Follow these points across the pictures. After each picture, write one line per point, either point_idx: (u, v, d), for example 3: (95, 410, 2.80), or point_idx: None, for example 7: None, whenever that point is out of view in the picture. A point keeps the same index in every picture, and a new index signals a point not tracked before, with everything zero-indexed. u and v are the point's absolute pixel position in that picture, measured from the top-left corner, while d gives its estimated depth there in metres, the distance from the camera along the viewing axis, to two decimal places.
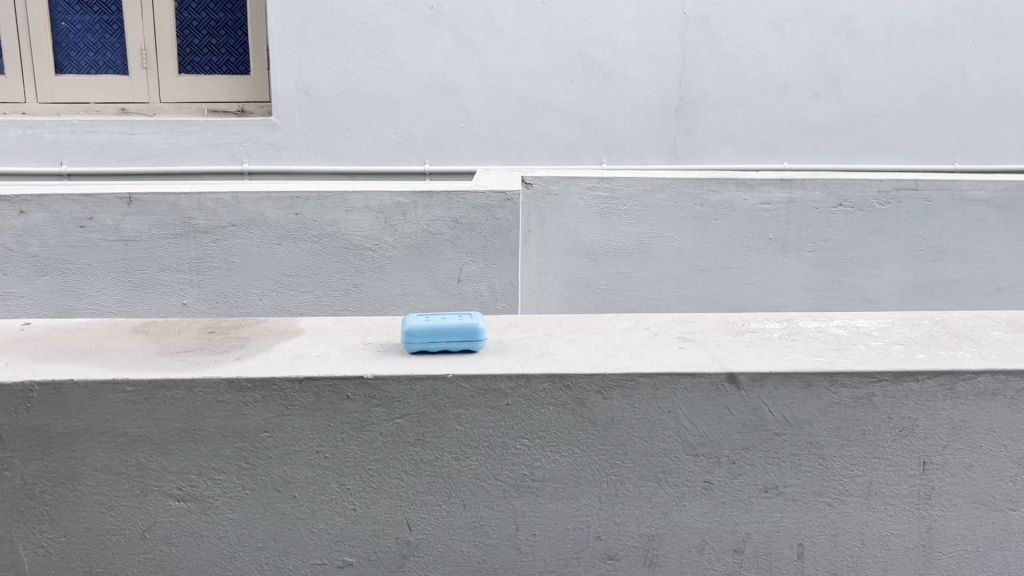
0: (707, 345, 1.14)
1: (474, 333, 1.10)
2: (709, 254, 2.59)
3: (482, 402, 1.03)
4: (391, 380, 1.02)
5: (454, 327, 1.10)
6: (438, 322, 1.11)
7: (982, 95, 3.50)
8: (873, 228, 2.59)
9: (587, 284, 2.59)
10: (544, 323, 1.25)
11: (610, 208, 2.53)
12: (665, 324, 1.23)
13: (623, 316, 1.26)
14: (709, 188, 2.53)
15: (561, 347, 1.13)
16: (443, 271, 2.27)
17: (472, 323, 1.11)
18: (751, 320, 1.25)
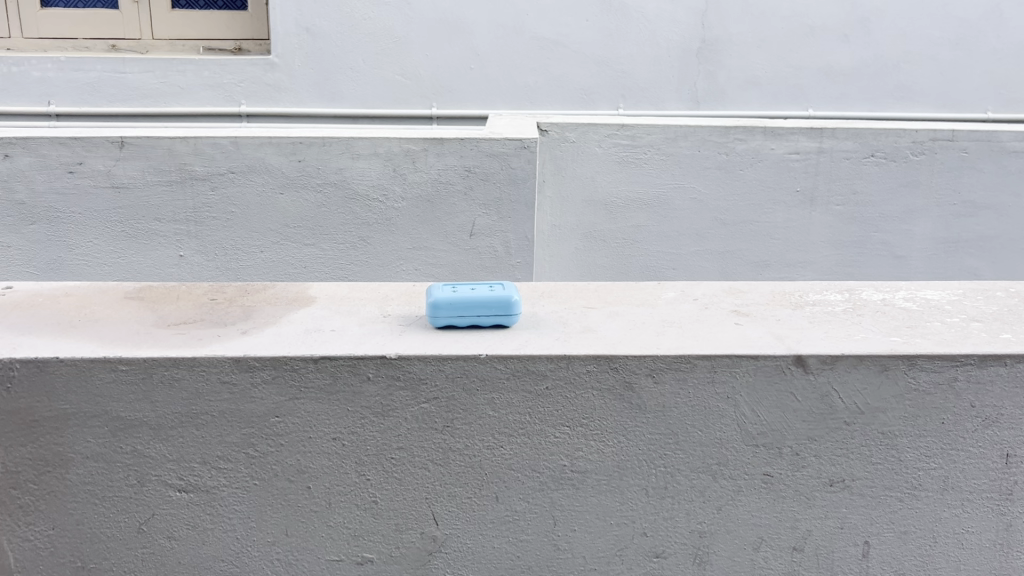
0: (766, 321, 1.03)
1: (508, 306, 0.99)
2: (733, 207, 2.47)
3: (519, 385, 0.91)
4: (417, 360, 0.90)
5: (485, 299, 0.99)
6: (467, 293, 0.99)
7: (1017, 39, 3.35)
8: (905, 181, 2.46)
9: (604, 238, 2.47)
10: (580, 292, 1.14)
11: (630, 157, 2.39)
12: (714, 296, 1.12)
13: (667, 285, 1.15)
14: (734, 137, 2.40)
15: (603, 322, 1.02)
16: (454, 224, 2.15)
17: (505, 294, 1.00)
18: (808, 290, 1.14)
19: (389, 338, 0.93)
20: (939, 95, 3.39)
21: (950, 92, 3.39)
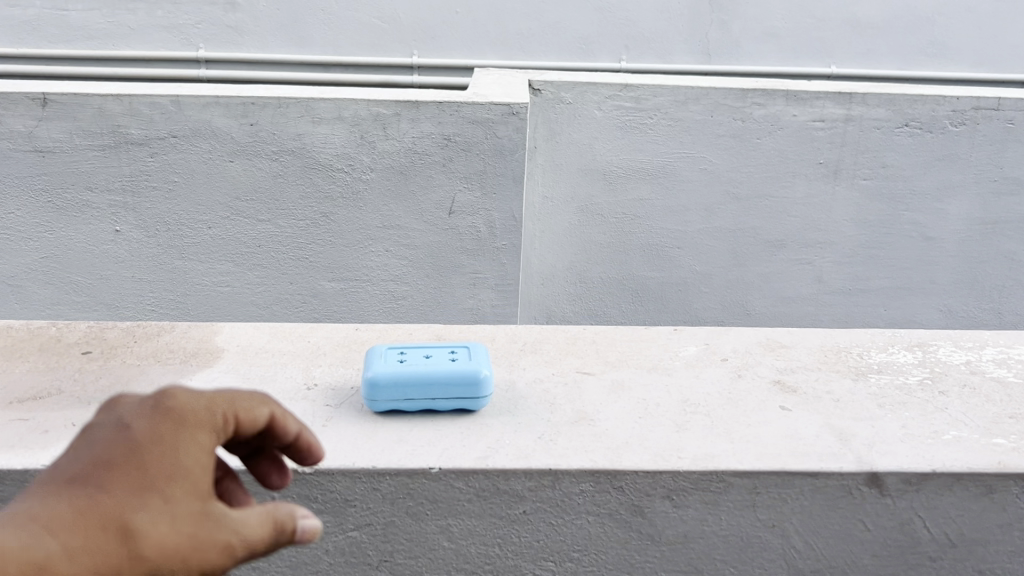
0: (820, 399, 0.78)
1: (474, 385, 0.73)
2: (747, 179, 2.18)
3: (486, 509, 0.68)
4: (343, 477, 0.66)
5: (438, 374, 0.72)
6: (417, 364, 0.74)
7: None
8: (941, 154, 2.18)
9: (602, 213, 2.19)
10: (575, 340, 0.88)
11: (633, 121, 2.10)
12: (746, 351, 0.86)
13: (688, 334, 0.90)
14: (753, 101, 2.11)
15: (605, 399, 0.76)
16: (431, 201, 1.87)
17: (470, 365, 0.73)
18: (868, 344, 0.89)
19: (317, 452, 0.69)
20: (975, 53, 3.08)
21: (988, 49, 3.08)
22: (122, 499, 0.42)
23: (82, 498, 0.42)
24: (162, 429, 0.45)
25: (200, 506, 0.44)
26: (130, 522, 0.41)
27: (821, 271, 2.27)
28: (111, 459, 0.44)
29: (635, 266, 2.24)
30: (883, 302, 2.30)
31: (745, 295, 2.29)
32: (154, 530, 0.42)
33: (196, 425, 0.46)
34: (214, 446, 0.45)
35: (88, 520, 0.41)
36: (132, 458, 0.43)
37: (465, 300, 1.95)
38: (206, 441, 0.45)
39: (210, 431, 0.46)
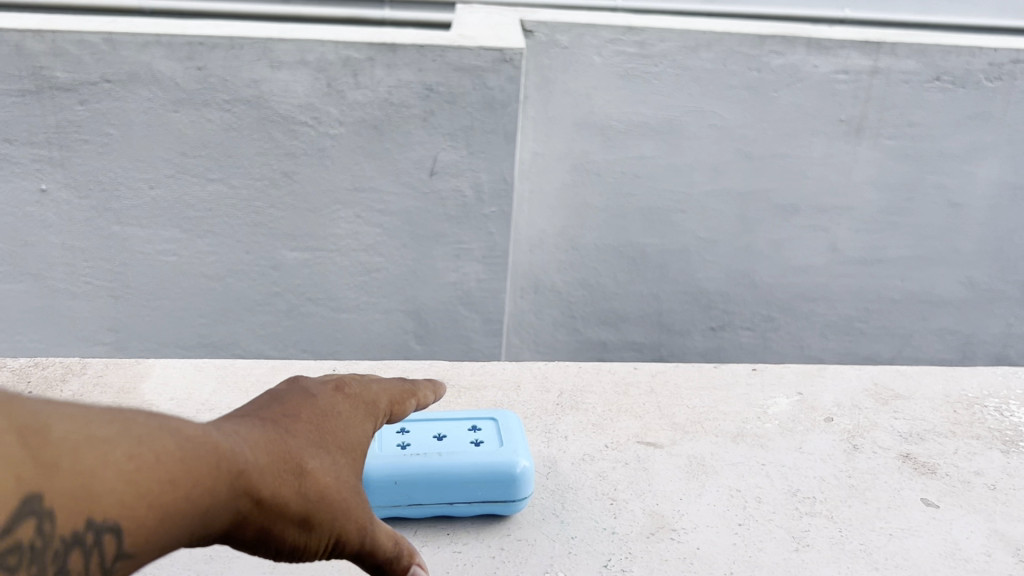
0: (940, 481, 0.84)
1: (508, 480, 0.74)
2: (761, 137, 1.96)
3: None
4: None
5: (460, 470, 0.74)
6: (432, 458, 0.74)
7: None
8: (974, 112, 1.97)
9: (599, 172, 1.97)
10: (644, 402, 0.95)
11: (637, 70, 1.87)
12: (856, 409, 0.95)
13: (762, 397, 0.96)
14: (771, 48, 1.88)
15: (725, 484, 0.82)
16: (409, 161, 1.62)
17: (497, 458, 0.75)
18: (930, 401, 0.98)
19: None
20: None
21: None
22: (306, 443, 0.51)
23: (279, 433, 0.51)
24: (335, 405, 0.57)
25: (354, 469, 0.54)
26: (312, 462, 0.51)
27: (836, 239, 2.08)
28: (295, 412, 0.54)
29: (634, 232, 2.04)
30: (900, 272, 2.13)
31: (752, 264, 2.10)
32: (327, 474, 0.51)
33: (358, 410, 0.58)
34: (371, 428, 0.58)
35: (284, 450, 0.50)
36: (312, 419, 0.54)
37: (448, 273, 1.72)
38: (366, 421, 0.58)
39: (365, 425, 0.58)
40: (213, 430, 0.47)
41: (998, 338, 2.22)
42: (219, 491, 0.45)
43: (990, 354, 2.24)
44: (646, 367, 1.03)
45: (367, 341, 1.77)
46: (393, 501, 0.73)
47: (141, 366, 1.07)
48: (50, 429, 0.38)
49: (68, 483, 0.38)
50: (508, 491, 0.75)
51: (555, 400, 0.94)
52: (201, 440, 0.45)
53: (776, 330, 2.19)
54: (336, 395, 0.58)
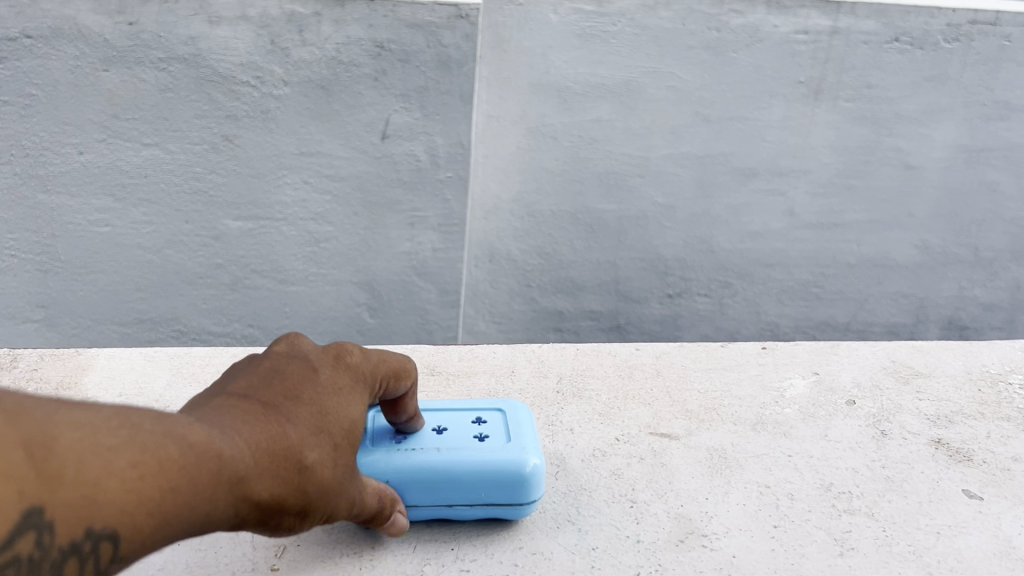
0: (978, 470, 0.87)
1: (514, 481, 0.72)
2: (720, 99, 1.92)
3: None
4: None
5: (462, 469, 0.72)
6: (430, 456, 0.72)
7: None
8: (931, 73, 1.96)
9: (555, 135, 1.90)
10: (647, 391, 0.97)
11: (593, 29, 1.82)
12: (874, 390, 0.99)
13: (765, 386, 0.99)
14: (730, 7, 1.83)
15: (763, 481, 0.83)
16: (360, 123, 1.54)
17: (500, 457, 0.72)
18: (925, 381, 1.02)
19: None
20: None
21: None
22: (307, 434, 0.54)
23: (281, 423, 0.53)
24: (339, 378, 0.60)
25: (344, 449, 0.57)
26: (312, 456, 0.53)
27: (793, 203, 2.05)
28: (297, 390, 0.56)
29: (591, 197, 1.98)
30: (857, 237, 2.11)
31: (709, 230, 2.06)
32: (321, 467, 0.54)
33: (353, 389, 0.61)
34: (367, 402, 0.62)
35: (286, 445, 0.52)
36: (313, 397, 0.57)
37: (401, 242, 1.64)
38: (363, 397, 0.61)
39: (359, 401, 0.60)
40: (212, 429, 0.49)
41: (950, 302, 2.22)
42: (218, 496, 0.47)
43: (941, 319, 2.24)
44: (649, 347, 1.07)
45: (316, 315, 1.69)
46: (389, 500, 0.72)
47: (83, 357, 0.98)
48: (55, 440, 0.41)
49: (72, 497, 0.41)
50: (511, 492, 0.73)
51: (556, 389, 0.97)
52: (203, 444, 0.47)
53: (734, 297, 2.16)
54: (336, 370, 0.61)
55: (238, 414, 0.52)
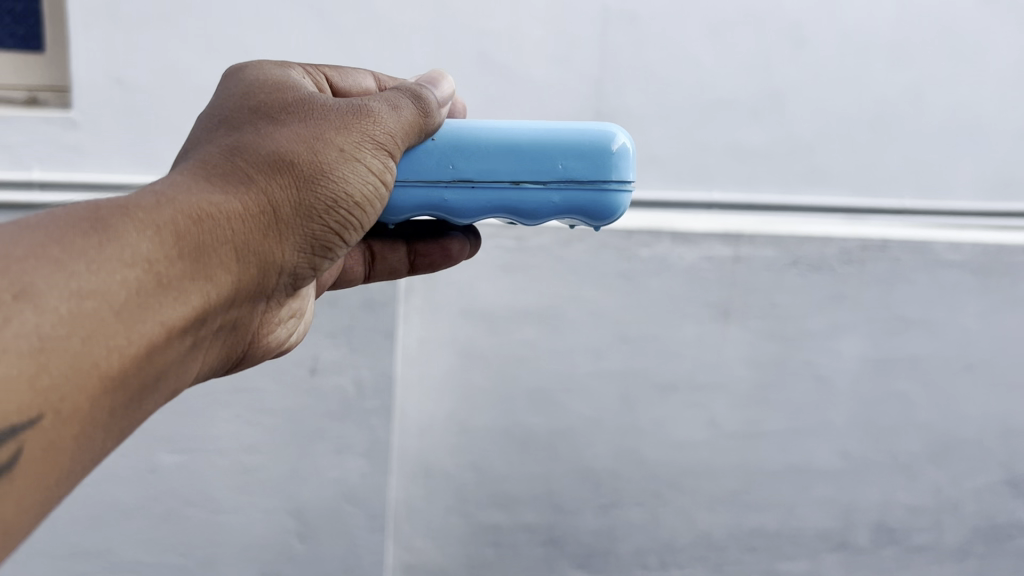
0: None
1: (591, 154, 1.05)
2: (638, 321, 2.07)
3: None
4: None
5: (530, 147, 1.06)
6: (502, 128, 1.07)
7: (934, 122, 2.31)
8: (832, 295, 2.12)
9: (484, 357, 2.04)
10: None
11: (515, 262, 1.99)
12: None
13: None
14: (639, 240, 2.02)
15: None
16: (290, 361, 1.65)
17: (572, 131, 1.05)
18: None
19: None
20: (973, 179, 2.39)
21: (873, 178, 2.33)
22: (192, 267, 0.80)
23: (169, 260, 0.78)
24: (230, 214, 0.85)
25: (242, 239, 0.86)
26: (191, 274, 0.80)
27: (714, 414, 2.17)
28: (184, 237, 0.80)
29: (522, 413, 2.09)
30: (778, 444, 2.22)
31: (637, 441, 2.16)
32: (207, 275, 0.82)
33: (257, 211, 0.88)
34: (273, 214, 0.89)
35: (172, 273, 0.78)
36: (200, 239, 0.81)
37: (330, 469, 1.73)
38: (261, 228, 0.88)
39: (267, 226, 0.89)
40: (114, 289, 0.72)
41: (876, 506, 2.31)
42: (226, 257, 0.84)
43: (869, 522, 2.33)
44: None
45: (247, 542, 1.75)
46: (477, 209, 1.10)
47: None
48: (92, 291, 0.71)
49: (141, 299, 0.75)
50: (593, 209, 1.07)
51: None
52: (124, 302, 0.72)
53: (665, 507, 2.23)
54: (236, 211, 0.85)
55: (145, 273, 0.75)
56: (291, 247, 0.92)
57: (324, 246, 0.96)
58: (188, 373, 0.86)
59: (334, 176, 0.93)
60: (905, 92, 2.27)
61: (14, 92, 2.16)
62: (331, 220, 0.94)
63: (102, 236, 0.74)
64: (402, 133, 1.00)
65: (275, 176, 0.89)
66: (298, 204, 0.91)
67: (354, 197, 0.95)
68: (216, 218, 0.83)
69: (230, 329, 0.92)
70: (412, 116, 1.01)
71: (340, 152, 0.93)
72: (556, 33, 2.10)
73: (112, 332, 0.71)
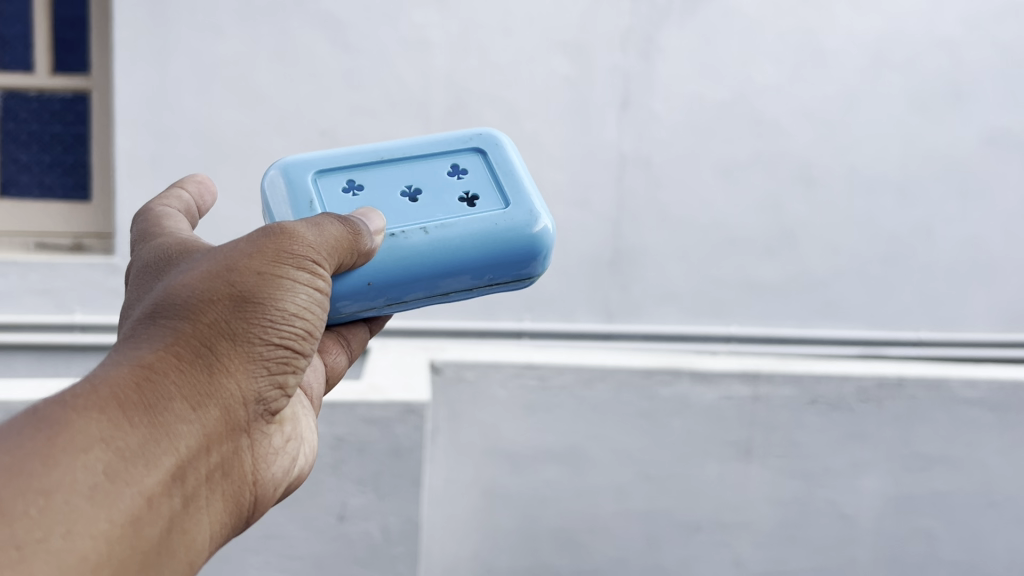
0: None
1: (520, 249, 0.93)
2: (660, 460, 2.10)
3: None
4: None
5: (455, 268, 0.91)
6: (429, 260, 0.90)
7: (947, 259, 2.36)
8: (851, 432, 2.15)
9: (508, 496, 2.07)
10: None
11: (538, 402, 2.04)
12: None
13: None
14: (659, 379, 2.07)
15: None
16: (319, 508, 1.69)
17: (500, 239, 0.92)
18: None
19: None
20: (989, 310, 2.43)
21: (885, 311, 2.38)
22: (148, 430, 0.60)
23: (115, 433, 0.58)
24: (167, 359, 0.64)
25: (195, 376, 0.65)
26: (153, 436, 0.60)
27: (739, 553, 2.17)
28: (124, 399, 0.60)
29: (547, 552, 2.11)
30: None
31: None
32: (173, 427, 0.62)
33: (205, 338, 0.66)
34: (228, 339, 0.67)
35: (122, 451, 0.58)
36: (144, 397, 0.61)
37: None
38: (221, 355, 0.67)
39: (230, 348, 0.68)
40: (59, 500, 0.53)
41: None
42: (185, 402, 0.63)
43: None
44: None
45: None
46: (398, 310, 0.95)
47: None
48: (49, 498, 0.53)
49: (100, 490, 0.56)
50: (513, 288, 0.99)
51: None
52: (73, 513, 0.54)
53: None
54: (176, 349, 0.65)
55: (100, 458, 0.57)
56: (254, 382, 0.70)
57: (290, 370, 0.73)
58: (191, 551, 0.66)
59: (271, 274, 0.71)
60: (915, 229, 2.33)
61: (61, 238, 2.24)
62: (288, 342, 0.72)
63: (22, 441, 0.54)
64: (329, 245, 0.78)
65: (199, 314, 0.66)
66: (238, 335, 0.68)
67: (301, 309, 0.73)
68: (154, 376, 0.62)
69: (226, 488, 0.70)
70: (334, 226, 0.79)
71: (260, 275, 0.71)
72: (575, 178, 2.19)
73: (78, 523, 0.54)
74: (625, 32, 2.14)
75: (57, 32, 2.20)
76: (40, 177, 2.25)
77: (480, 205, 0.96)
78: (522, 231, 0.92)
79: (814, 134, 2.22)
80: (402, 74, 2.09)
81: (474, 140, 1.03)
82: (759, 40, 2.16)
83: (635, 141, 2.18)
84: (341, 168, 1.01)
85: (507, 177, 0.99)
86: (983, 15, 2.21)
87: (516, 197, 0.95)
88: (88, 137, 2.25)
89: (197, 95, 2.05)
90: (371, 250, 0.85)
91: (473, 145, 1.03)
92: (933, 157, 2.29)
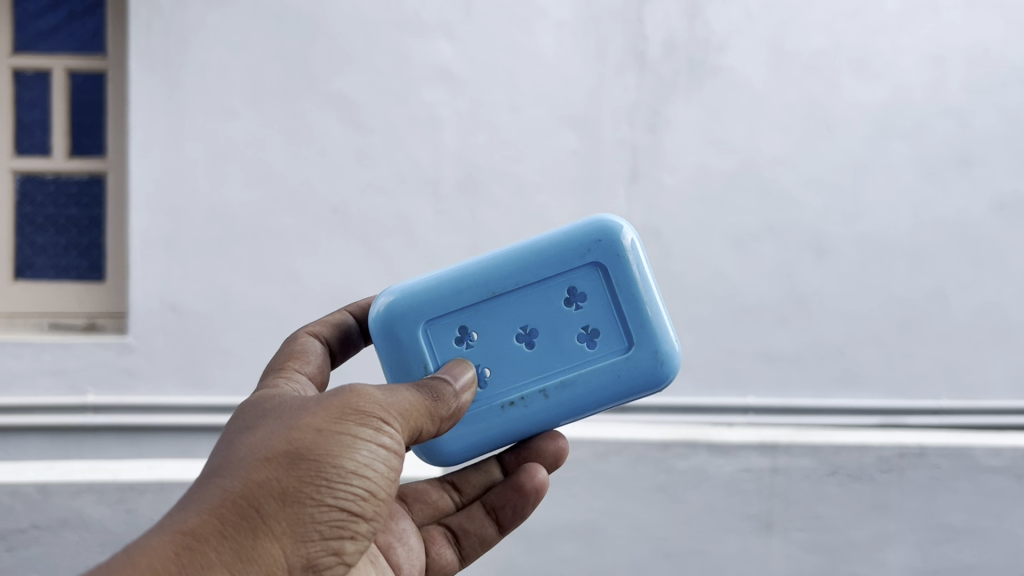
0: None
1: (653, 384, 1.02)
2: (679, 536, 2.05)
3: None
4: None
5: (585, 412, 1.04)
6: (552, 418, 1.02)
7: (964, 324, 2.34)
8: (874, 503, 2.10)
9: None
10: None
11: (553, 477, 2.01)
12: None
13: None
14: (676, 452, 2.04)
15: None
16: None
17: (627, 387, 1.01)
18: None
19: None
20: (1011, 377, 2.39)
21: (903, 378, 2.34)
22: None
23: None
24: (203, 526, 0.78)
25: (226, 549, 0.78)
26: None
27: None
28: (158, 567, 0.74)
29: None
30: None
31: None
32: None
33: (246, 507, 0.81)
34: (274, 510, 0.82)
35: None
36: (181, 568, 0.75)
37: None
38: (255, 530, 0.81)
39: (276, 516, 0.82)
40: None
41: None
42: (217, 561, 0.78)
43: None
44: None
45: None
46: None
47: None
48: None
49: None
50: None
51: None
52: None
53: None
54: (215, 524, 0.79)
55: None
56: (302, 550, 0.84)
57: (342, 535, 0.87)
58: None
59: (318, 439, 0.86)
60: (931, 296, 2.31)
61: (75, 318, 2.25)
62: (340, 504, 0.86)
63: None
64: (392, 415, 0.90)
65: (250, 483, 0.81)
66: (286, 500, 0.83)
67: (358, 467, 0.87)
68: (193, 546, 0.77)
69: None
70: (409, 392, 0.92)
71: (319, 431, 0.86)
72: None
73: None
74: (632, 107, 2.17)
75: (74, 117, 2.24)
76: (55, 259, 2.27)
77: (601, 343, 1.01)
78: (646, 380, 1.01)
79: (824, 202, 2.23)
80: (413, 152, 2.12)
81: (589, 253, 0.99)
82: (765, 111, 2.19)
83: (644, 212, 2.19)
84: (452, 310, 1.01)
85: (624, 302, 1.00)
86: (988, 82, 2.23)
87: (639, 335, 1.00)
88: (103, 219, 2.27)
89: (211, 176, 2.08)
90: (455, 410, 0.96)
91: (592, 254, 0.99)
92: (944, 222, 2.28)
